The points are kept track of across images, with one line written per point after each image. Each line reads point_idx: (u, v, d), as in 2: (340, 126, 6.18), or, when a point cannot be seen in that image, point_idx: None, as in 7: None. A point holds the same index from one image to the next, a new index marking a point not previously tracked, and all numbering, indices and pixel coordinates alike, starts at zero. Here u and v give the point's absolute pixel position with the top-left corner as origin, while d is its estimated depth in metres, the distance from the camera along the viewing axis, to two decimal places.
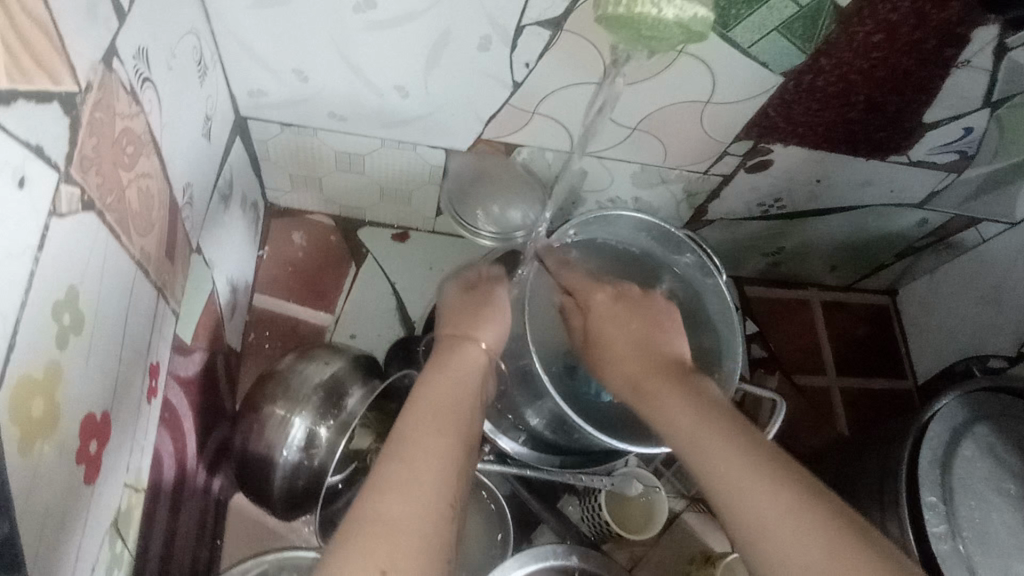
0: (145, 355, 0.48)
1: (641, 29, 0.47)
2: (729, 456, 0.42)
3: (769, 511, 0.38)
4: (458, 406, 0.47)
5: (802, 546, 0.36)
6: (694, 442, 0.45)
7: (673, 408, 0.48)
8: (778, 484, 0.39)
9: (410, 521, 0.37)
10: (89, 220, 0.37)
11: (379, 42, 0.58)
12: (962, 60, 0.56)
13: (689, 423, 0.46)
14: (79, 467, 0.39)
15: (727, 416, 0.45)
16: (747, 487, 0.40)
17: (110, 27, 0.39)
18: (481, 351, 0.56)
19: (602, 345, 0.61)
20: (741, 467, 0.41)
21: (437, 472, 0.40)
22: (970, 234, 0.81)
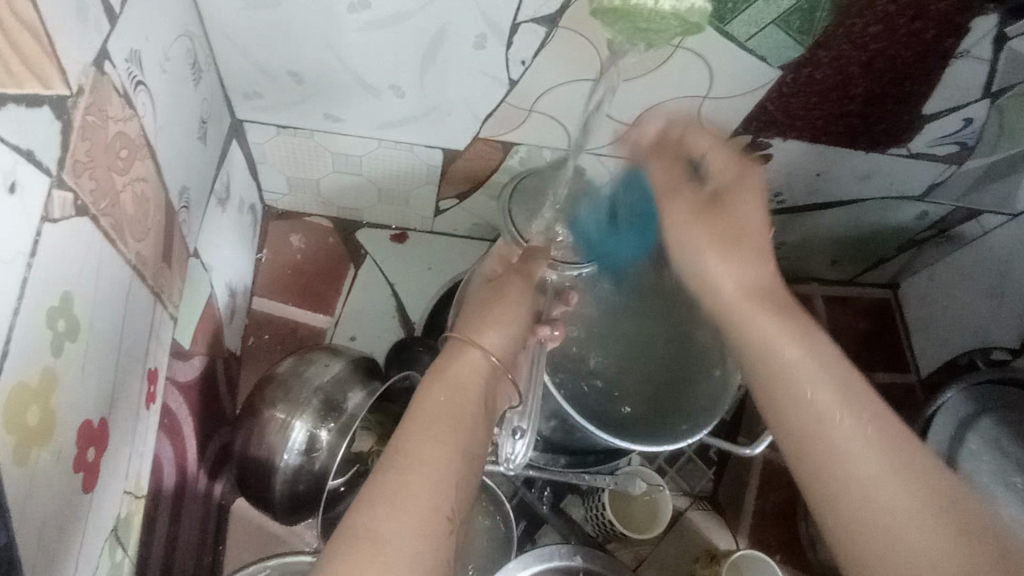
0: (143, 360, 0.48)
1: (637, 23, 0.47)
2: (869, 441, 0.36)
3: (866, 461, 0.35)
4: (459, 410, 0.43)
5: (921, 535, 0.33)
6: (804, 388, 0.38)
7: (808, 379, 0.38)
8: (925, 496, 0.34)
9: (399, 540, 0.35)
10: (83, 226, 0.37)
11: (374, 42, 0.57)
12: (961, 50, 0.56)
13: (825, 400, 0.37)
14: (77, 475, 0.39)
15: (869, 402, 0.37)
16: (884, 512, 0.33)
17: (101, 30, 0.38)
18: (483, 358, 0.49)
19: (690, 237, 0.45)
20: (892, 473, 0.34)
21: (431, 487, 0.38)
22: (971, 226, 0.81)
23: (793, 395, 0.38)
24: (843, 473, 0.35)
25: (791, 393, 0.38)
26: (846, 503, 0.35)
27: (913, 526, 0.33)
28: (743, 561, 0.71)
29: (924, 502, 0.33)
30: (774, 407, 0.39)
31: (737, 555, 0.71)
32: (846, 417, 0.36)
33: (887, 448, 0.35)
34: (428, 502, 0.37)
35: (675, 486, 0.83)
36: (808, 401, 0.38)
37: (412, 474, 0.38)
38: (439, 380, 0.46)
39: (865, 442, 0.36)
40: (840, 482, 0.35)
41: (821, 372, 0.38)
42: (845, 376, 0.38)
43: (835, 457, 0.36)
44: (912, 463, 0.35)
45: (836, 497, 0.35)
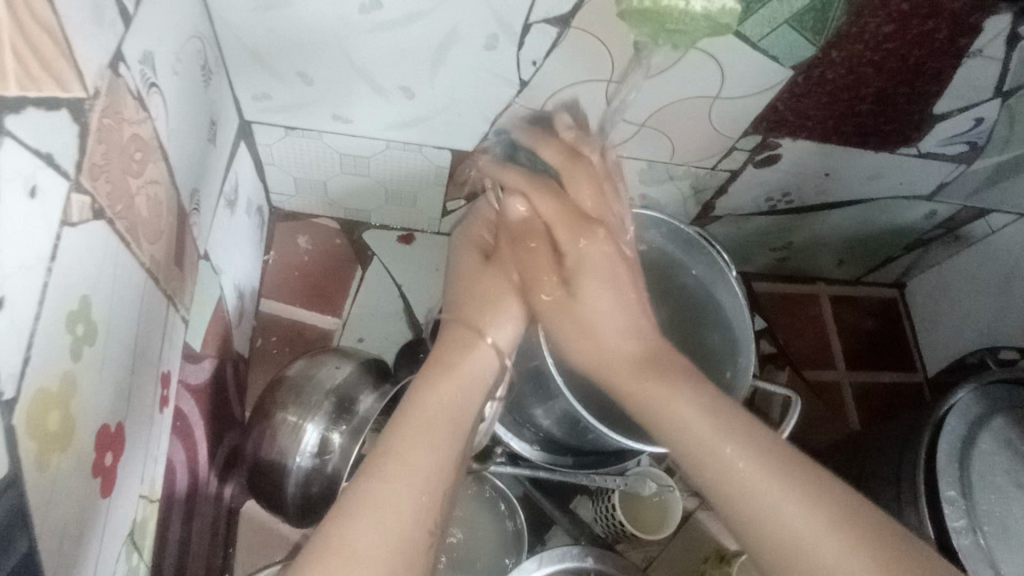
0: (157, 364, 0.47)
1: (666, 24, 0.47)
2: (755, 464, 0.42)
3: (772, 492, 0.41)
4: (453, 416, 0.46)
5: (802, 522, 0.39)
6: (710, 450, 0.44)
7: (691, 417, 0.46)
8: (791, 487, 0.41)
9: (371, 548, 0.37)
10: (100, 229, 0.37)
11: (385, 43, 0.57)
12: (974, 50, 0.56)
13: (710, 436, 0.44)
14: (96, 480, 0.38)
15: (760, 439, 0.43)
16: (791, 528, 0.39)
17: (117, 31, 0.38)
18: (486, 348, 0.53)
19: (615, 357, 0.53)
20: (788, 498, 0.40)
21: (414, 496, 0.40)
22: (978, 225, 0.81)
23: (702, 459, 0.44)
24: (780, 539, 0.39)
25: (703, 452, 0.44)
26: (752, 528, 0.41)
27: (809, 530, 0.39)
28: (753, 561, 0.71)
29: (824, 525, 0.39)
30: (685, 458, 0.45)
31: (748, 556, 0.71)
32: (759, 477, 0.41)
33: (784, 475, 0.41)
34: (406, 509, 0.40)
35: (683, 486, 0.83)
36: (727, 476, 0.42)
37: (396, 480, 0.40)
38: (441, 379, 0.48)
39: (761, 475, 0.41)
40: (757, 520, 0.40)
41: (711, 425, 0.45)
42: (720, 415, 0.45)
43: (745, 495, 0.41)
44: (787, 456, 0.43)
45: (764, 543, 0.40)
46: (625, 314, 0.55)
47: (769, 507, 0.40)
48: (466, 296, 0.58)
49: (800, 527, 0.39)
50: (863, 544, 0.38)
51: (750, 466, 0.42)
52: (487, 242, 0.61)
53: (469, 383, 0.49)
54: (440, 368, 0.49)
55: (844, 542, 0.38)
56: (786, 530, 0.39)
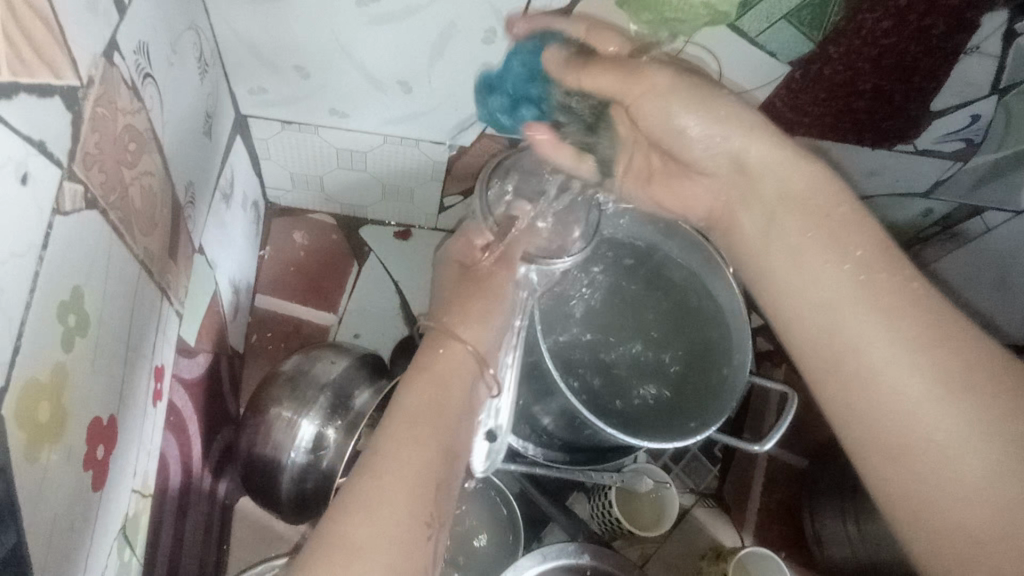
0: (150, 358, 0.47)
1: (665, 14, 0.51)
2: (909, 341, 0.40)
3: (898, 354, 0.40)
4: (439, 408, 0.48)
5: (916, 391, 0.39)
6: (828, 293, 0.44)
7: (820, 264, 0.45)
8: (933, 362, 0.39)
9: (376, 547, 0.37)
10: (93, 219, 0.36)
11: (382, 36, 0.57)
12: (970, 46, 0.56)
13: (836, 279, 0.44)
14: (87, 474, 0.38)
15: (905, 307, 0.41)
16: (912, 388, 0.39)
17: (111, 20, 0.38)
18: (465, 350, 0.55)
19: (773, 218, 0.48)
20: (921, 370, 0.39)
21: (408, 488, 0.41)
22: (974, 223, 0.80)
23: (830, 319, 0.43)
24: (899, 412, 0.39)
25: (816, 295, 0.44)
26: (869, 411, 0.40)
27: (933, 422, 0.38)
28: (750, 557, 0.71)
29: (963, 409, 0.38)
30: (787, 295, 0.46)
31: (744, 553, 0.71)
32: (885, 342, 0.41)
33: (919, 346, 0.40)
34: (405, 505, 0.40)
35: (680, 483, 0.83)
36: (860, 343, 0.41)
37: (394, 478, 0.41)
38: (421, 382, 0.49)
39: (882, 335, 0.41)
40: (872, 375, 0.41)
41: (847, 272, 0.44)
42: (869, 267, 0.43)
43: (859, 357, 0.41)
44: (931, 334, 0.40)
45: (879, 418, 0.40)
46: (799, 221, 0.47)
47: (890, 379, 0.40)
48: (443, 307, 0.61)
49: (931, 410, 0.38)
50: (969, 398, 0.38)
51: (883, 352, 0.41)
52: (465, 258, 0.63)
53: (452, 372, 0.52)
54: (419, 369, 0.51)
55: (955, 400, 0.38)
56: (913, 413, 0.39)
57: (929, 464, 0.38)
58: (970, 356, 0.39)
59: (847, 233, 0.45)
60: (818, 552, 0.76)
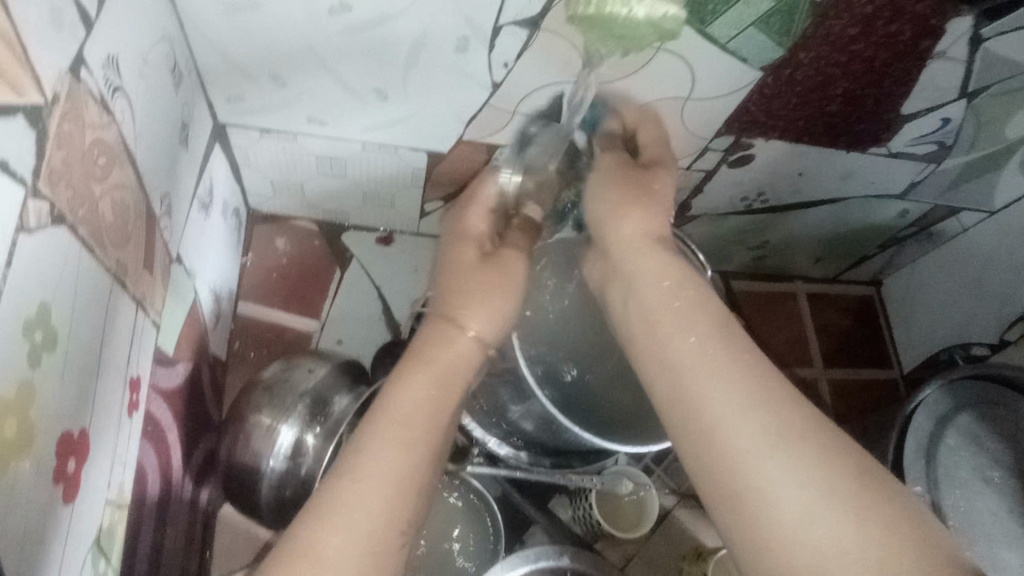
0: (124, 370, 0.47)
1: (613, 30, 0.49)
2: (753, 406, 0.37)
3: (736, 408, 0.38)
4: (428, 417, 0.45)
5: (757, 434, 0.37)
6: (693, 368, 0.40)
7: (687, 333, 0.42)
8: (781, 423, 0.37)
9: (341, 559, 0.36)
10: (60, 235, 0.37)
11: (356, 45, 0.57)
12: (937, 52, 0.57)
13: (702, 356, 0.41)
14: (57, 487, 0.38)
15: (749, 368, 0.39)
16: (746, 437, 0.37)
17: (77, 36, 0.38)
18: (468, 339, 0.51)
19: (659, 321, 0.44)
20: (773, 443, 0.36)
21: (388, 500, 0.39)
22: (950, 223, 0.82)
23: (692, 394, 0.40)
24: (747, 478, 0.36)
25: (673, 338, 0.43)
26: (717, 458, 0.37)
27: (798, 500, 0.34)
28: (728, 558, 0.72)
29: (812, 475, 0.35)
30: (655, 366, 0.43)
31: (723, 552, 0.72)
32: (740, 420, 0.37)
33: (759, 396, 0.38)
34: (383, 518, 0.39)
35: (662, 485, 0.84)
36: (708, 410, 0.38)
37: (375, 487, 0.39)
38: (427, 374, 0.47)
39: (721, 382, 0.39)
40: (712, 437, 0.38)
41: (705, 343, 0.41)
42: (715, 325, 0.42)
43: (708, 419, 0.38)
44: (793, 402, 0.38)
45: (738, 484, 0.36)
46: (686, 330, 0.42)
47: (747, 458, 0.36)
48: (457, 287, 0.54)
49: (783, 475, 0.35)
50: (824, 469, 0.35)
51: (731, 394, 0.38)
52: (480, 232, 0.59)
53: (455, 370, 0.49)
54: (416, 360, 0.48)
55: (804, 466, 0.35)
56: (762, 478, 0.36)
57: (778, 500, 0.35)
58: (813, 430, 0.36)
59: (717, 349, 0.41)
60: None
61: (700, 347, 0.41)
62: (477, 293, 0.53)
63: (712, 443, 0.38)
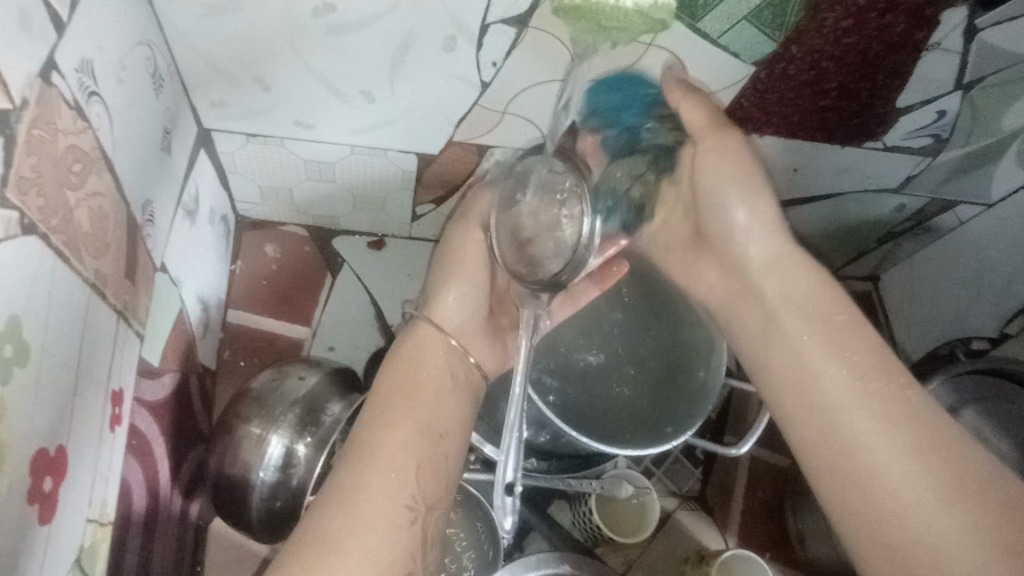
0: (106, 382, 0.46)
1: (601, 22, 0.50)
2: (901, 444, 0.41)
3: (876, 437, 0.41)
4: (419, 393, 0.51)
5: (901, 468, 0.40)
6: (836, 400, 0.44)
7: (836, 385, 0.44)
8: (927, 459, 0.40)
9: (352, 535, 0.42)
10: (32, 244, 0.36)
11: (339, 46, 0.56)
12: (932, 43, 0.56)
13: (850, 401, 0.43)
14: (33, 507, 0.37)
15: (890, 397, 0.42)
16: (889, 468, 0.40)
17: (48, 39, 0.37)
18: (443, 338, 0.57)
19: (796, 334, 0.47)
20: (910, 472, 0.40)
21: (383, 479, 0.45)
22: (948, 218, 0.80)
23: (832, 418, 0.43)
24: (891, 505, 0.40)
25: (824, 394, 0.44)
26: (856, 481, 0.41)
27: (936, 527, 0.38)
28: (731, 560, 0.71)
29: (946, 506, 0.38)
30: (790, 383, 0.47)
31: (727, 555, 0.70)
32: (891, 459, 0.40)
33: (918, 444, 0.40)
34: (381, 495, 0.44)
35: (662, 488, 0.83)
36: (851, 437, 0.42)
37: (372, 476, 0.45)
38: (401, 369, 0.53)
39: (864, 415, 0.42)
40: (845, 460, 0.42)
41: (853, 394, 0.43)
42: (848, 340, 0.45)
43: (851, 444, 0.42)
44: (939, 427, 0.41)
45: (871, 502, 0.41)
46: (837, 361, 0.45)
47: (882, 481, 0.40)
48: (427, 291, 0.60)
49: (925, 509, 0.39)
50: (971, 500, 0.38)
51: (865, 417, 0.42)
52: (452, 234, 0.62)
53: (428, 368, 0.54)
54: (398, 361, 0.54)
55: (948, 493, 0.38)
56: (901, 505, 0.39)
57: (923, 530, 0.38)
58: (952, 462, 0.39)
59: (836, 353, 0.45)
60: (801, 552, 0.74)
61: (833, 355, 0.45)
62: (447, 287, 0.59)
63: (851, 467, 0.42)
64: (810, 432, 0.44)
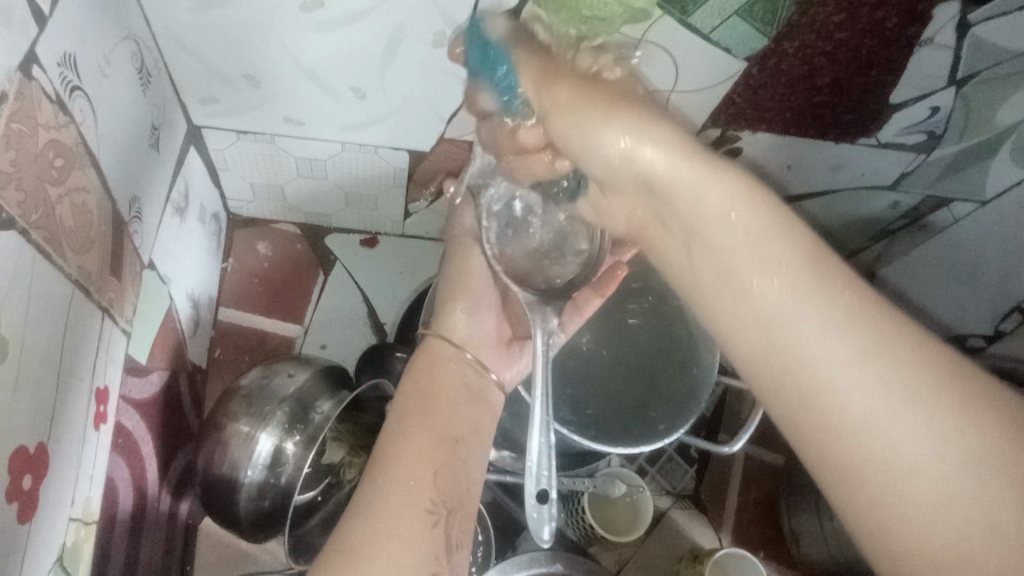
0: (90, 380, 0.45)
1: (582, 11, 0.49)
2: (867, 371, 0.37)
3: (837, 363, 0.37)
4: (437, 400, 0.52)
5: (868, 401, 0.36)
6: (791, 325, 0.39)
7: (800, 319, 0.39)
8: (898, 385, 0.36)
9: (379, 544, 0.42)
10: (10, 240, 0.35)
11: (328, 42, 0.55)
12: (925, 38, 0.55)
13: (801, 325, 0.39)
14: (12, 506, 0.36)
15: (853, 309, 0.38)
16: (853, 400, 0.37)
17: (27, 32, 0.37)
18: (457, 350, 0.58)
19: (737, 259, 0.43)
20: (879, 403, 0.36)
21: (405, 487, 0.45)
22: (941, 215, 0.80)
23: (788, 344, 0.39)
24: (858, 443, 0.36)
25: (778, 327, 0.40)
26: (815, 423, 0.38)
27: (916, 461, 0.35)
28: (726, 559, 0.70)
29: (924, 436, 0.35)
30: (737, 310, 0.43)
31: (720, 554, 0.70)
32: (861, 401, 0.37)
33: (885, 365, 0.36)
34: (403, 503, 0.44)
35: (655, 487, 0.82)
36: (809, 367, 0.38)
37: (394, 484, 0.45)
38: (417, 378, 0.54)
39: (823, 338, 0.38)
40: (807, 395, 0.38)
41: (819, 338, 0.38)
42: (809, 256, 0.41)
43: (810, 376, 0.38)
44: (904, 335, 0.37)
45: (834, 442, 0.37)
46: (769, 275, 0.41)
47: (849, 415, 0.37)
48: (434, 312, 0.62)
49: (898, 444, 0.35)
50: (944, 426, 0.35)
51: (826, 344, 0.38)
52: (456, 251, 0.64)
53: (445, 377, 0.54)
54: (417, 369, 0.55)
55: (921, 420, 0.35)
56: (873, 446, 0.36)
57: (900, 472, 0.35)
58: (935, 381, 0.36)
59: (782, 245, 0.41)
60: (795, 550, 0.74)
61: (764, 269, 0.41)
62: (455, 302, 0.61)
63: (813, 404, 0.38)
64: (765, 374, 0.41)
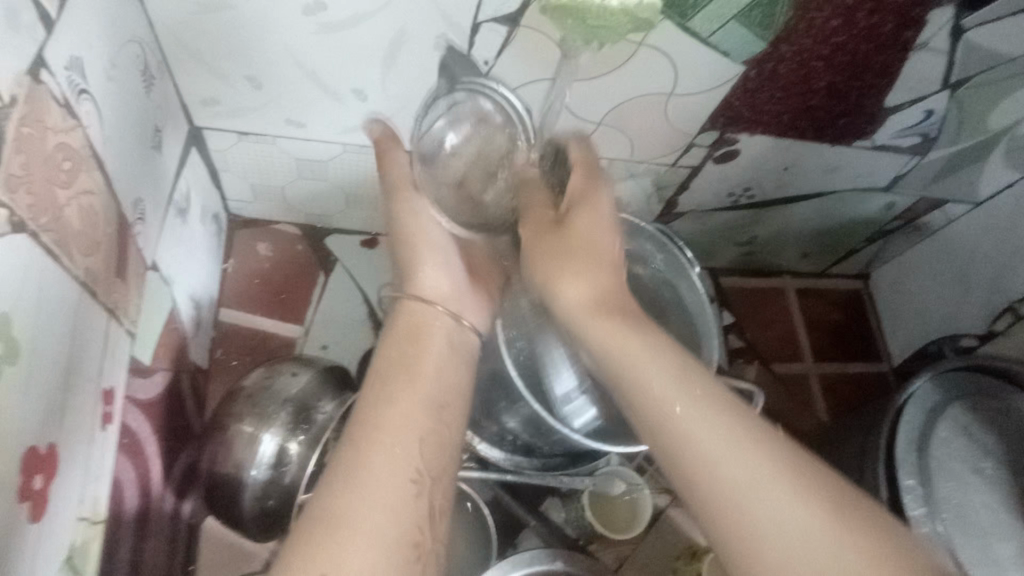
0: (97, 381, 0.46)
1: (588, 20, 0.50)
2: (767, 467, 0.37)
3: (738, 458, 0.38)
4: (412, 362, 0.47)
5: (771, 501, 0.36)
6: (683, 424, 0.39)
7: (688, 408, 0.40)
8: (793, 482, 0.37)
9: (362, 513, 0.38)
10: (22, 243, 0.36)
11: (329, 45, 0.56)
12: (920, 42, 0.56)
13: (694, 420, 0.39)
14: (24, 505, 0.37)
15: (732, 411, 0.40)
16: (758, 502, 0.36)
17: (36, 37, 0.37)
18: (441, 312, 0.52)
19: (633, 356, 0.43)
20: (782, 502, 0.36)
21: (389, 454, 0.41)
22: (936, 216, 0.82)
23: (684, 444, 0.39)
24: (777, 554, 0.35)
25: (668, 422, 0.40)
26: (731, 533, 0.37)
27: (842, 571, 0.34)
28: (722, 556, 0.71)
29: (831, 533, 0.35)
30: (636, 409, 0.42)
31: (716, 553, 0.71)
32: (743, 471, 0.37)
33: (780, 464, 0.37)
34: (387, 466, 0.40)
35: (655, 483, 0.83)
36: (708, 467, 0.38)
37: (375, 452, 0.41)
38: (396, 340, 0.49)
39: (714, 434, 0.39)
40: (715, 505, 0.37)
41: (697, 399, 0.40)
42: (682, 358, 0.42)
43: (714, 481, 0.38)
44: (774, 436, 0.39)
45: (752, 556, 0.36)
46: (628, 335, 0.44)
47: (754, 519, 0.36)
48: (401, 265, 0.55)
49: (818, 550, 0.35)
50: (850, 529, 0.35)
51: (714, 439, 0.38)
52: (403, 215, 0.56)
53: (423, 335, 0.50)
54: (399, 335, 0.49)
55: (832, 523, 0.35)
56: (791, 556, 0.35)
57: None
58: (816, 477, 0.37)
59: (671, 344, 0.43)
60: None
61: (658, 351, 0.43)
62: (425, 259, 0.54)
63: (716, 509, 0.37)
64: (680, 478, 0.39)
